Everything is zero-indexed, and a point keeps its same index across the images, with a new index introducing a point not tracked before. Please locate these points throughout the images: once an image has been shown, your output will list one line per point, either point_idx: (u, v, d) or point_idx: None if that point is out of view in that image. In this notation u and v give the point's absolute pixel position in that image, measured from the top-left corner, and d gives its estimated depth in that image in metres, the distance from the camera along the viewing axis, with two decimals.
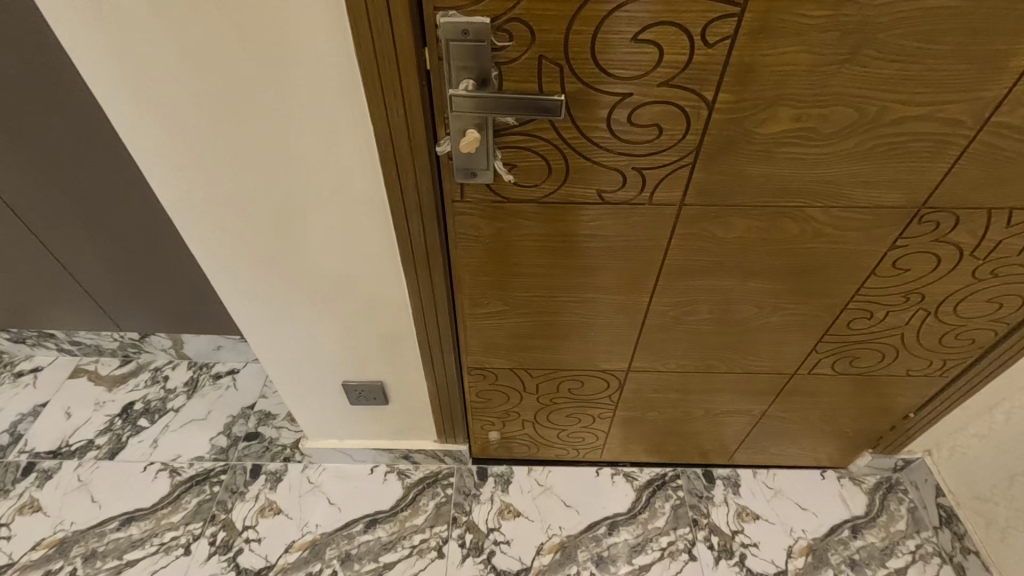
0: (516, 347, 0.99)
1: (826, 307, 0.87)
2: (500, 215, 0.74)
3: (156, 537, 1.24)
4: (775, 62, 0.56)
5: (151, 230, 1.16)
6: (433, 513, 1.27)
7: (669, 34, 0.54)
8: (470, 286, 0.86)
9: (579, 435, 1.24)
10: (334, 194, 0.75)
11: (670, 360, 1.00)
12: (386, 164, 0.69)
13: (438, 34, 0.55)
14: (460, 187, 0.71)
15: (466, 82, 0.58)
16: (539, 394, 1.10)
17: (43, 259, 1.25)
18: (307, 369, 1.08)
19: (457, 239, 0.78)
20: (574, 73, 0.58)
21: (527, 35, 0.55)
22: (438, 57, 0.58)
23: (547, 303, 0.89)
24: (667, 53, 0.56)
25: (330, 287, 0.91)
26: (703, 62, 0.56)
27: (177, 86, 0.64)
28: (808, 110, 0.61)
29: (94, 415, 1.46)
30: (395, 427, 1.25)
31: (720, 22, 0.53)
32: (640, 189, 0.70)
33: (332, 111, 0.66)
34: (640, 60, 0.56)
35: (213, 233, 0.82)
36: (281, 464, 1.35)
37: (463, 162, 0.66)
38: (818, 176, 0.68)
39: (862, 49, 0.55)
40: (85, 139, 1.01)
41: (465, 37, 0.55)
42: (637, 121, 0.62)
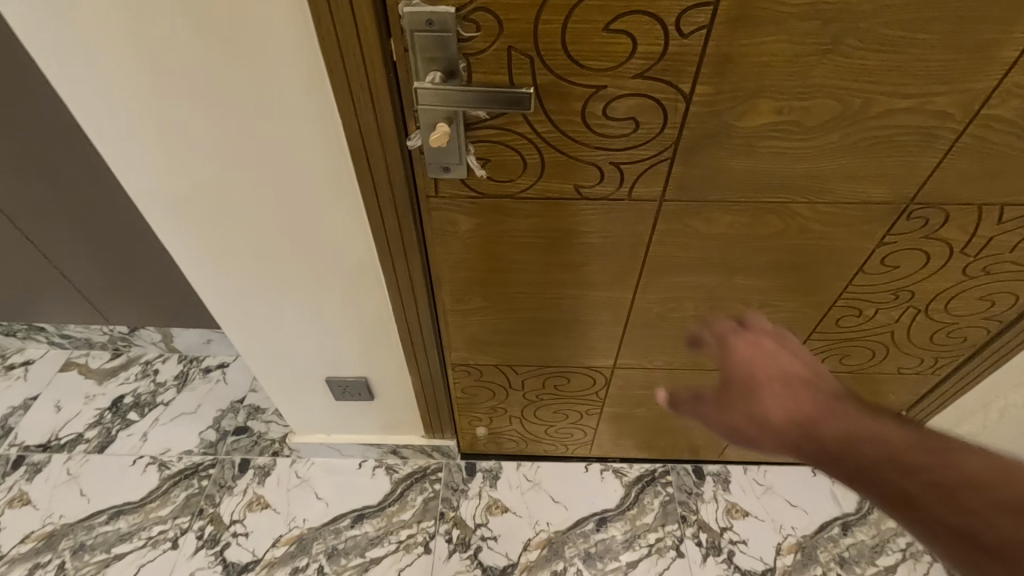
0: (500, 343, 0.97)
1: (814, 304, 0.85)
2: (476, 211, 0.72)
3: (144, 531, 1.24)
4: (754, 52, 0.54)
5: (134, 224, 1.15)
6: (420, 508, 1.27)
7: (643, 23, 0.52)
8: (450, 282, 0.85)
9: (567, 432, 1.23)
10: (307, 189, 0.74)
11: (657, 357, 0.98)
12: (358, 159, 0.67)
13: (402, 24, 0.53)
14: (434, 182, 0.69)
15: (434, 73, 0.56)
16: (525, 391, 1.09)
17: (28, 254, 1.23)
18: (292, 365, 1.08)
19: (435, 235, 0.77)
20: (546, 64, 0.55)
21: (495, 25, 0.52)
22: (404, 48, 0.56)
23: (529, 300, 0.87)
24: (642, 44, 0.54)
25: (310, 283, 0.89)
26: (679, 53, 0.54)
27: (137, 80, 0.62)
28: (789, 102, 0.58)
29: (85, 408, 1.46)
30: (382, 422, 1.24)
31: (696, 10, 0.51)
32: (619, 184, 0.68)
33: (302, 106, 0.64)
34: (614, 50, 0.54)
35: (186, 229, 0.80)
36: (269, 459, 1.35)
37: (435, 156, 0.64)
38: (802, 170, 0.65)
39: (845, 38, 0.53)
40: (63, 132, 0.99)
41: (430, 27, 0.53)
42: (613, 114, 0.60)
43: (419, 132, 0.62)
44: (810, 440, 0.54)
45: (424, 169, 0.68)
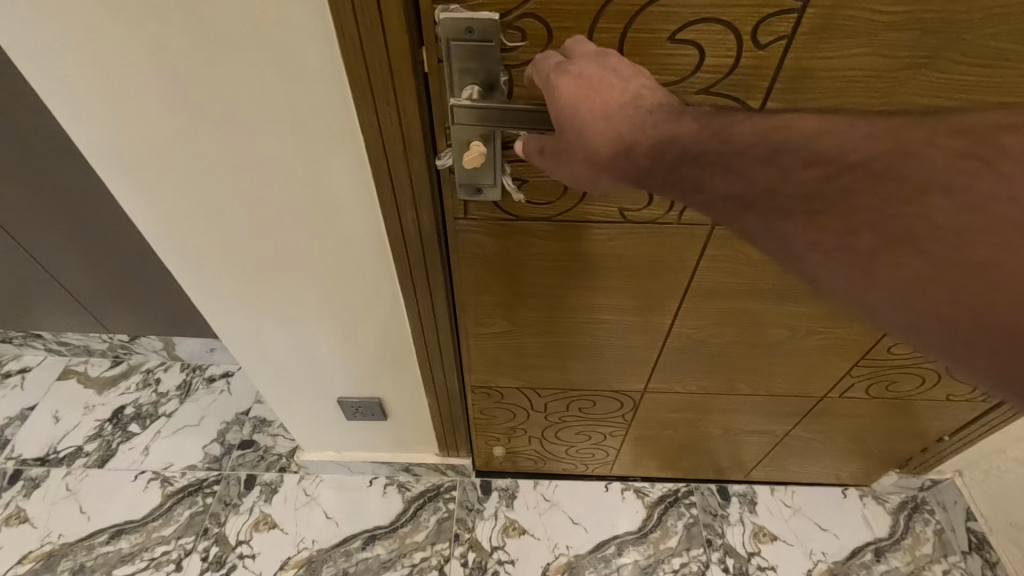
0: (524, 366, 0.91)
1: (867, 331, 0.79)
2: (508, 233, 0.66)
3: (147, 552, 1.19)
4: (838, 66, 0.47)
5: (133, 233, 1.08)
6: (434, 529, 1.22)
7: (714, 32, 0.45)
8: (474, 307, 0.79)
9: (588, 452, 1.17)
10: (324, 209, 0.68)
11: (690, 381, 0.92)
12: (380, 179, 0.61)
13: (437, 32, 0.47)
14: (464, 204, 0.63)
15: (471, 87, 0.50)
16: (547, 413, 1.04)
17: (22, 262, 1.16)
18: (301, 383, 1.02)
19: (460, 258, 0.71)
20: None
21: (544, 33, 0.47)
22: (437, 59, 0.50)
23: (559, 324, 0.81)
24: (710, 56, 0.47)
25: (321, 302, 0.84)
26: (752, 67, 0.48)
27: (136, 91, 0.56)
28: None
29: (84, 420, 1.40)
30: (395, 440, 1.19)
31: (777, 18, 0.44)
32: (667, 208, 0.62)
33: (316, 120, 0.58)
34: (677, 63, 0.47)
35: (190, 246, 0.74)
36: (276, 475, 1.29)
37: (467, 176, 0.58)
38: None
39: (945, 53, 0.46)
40: (55, 136, 0.92)
41: (470, 36, 0.46)
42: None
43: (451, 150, 0.57)
44: (627, 165, 0.40)
45: (453, 190, 0.62)
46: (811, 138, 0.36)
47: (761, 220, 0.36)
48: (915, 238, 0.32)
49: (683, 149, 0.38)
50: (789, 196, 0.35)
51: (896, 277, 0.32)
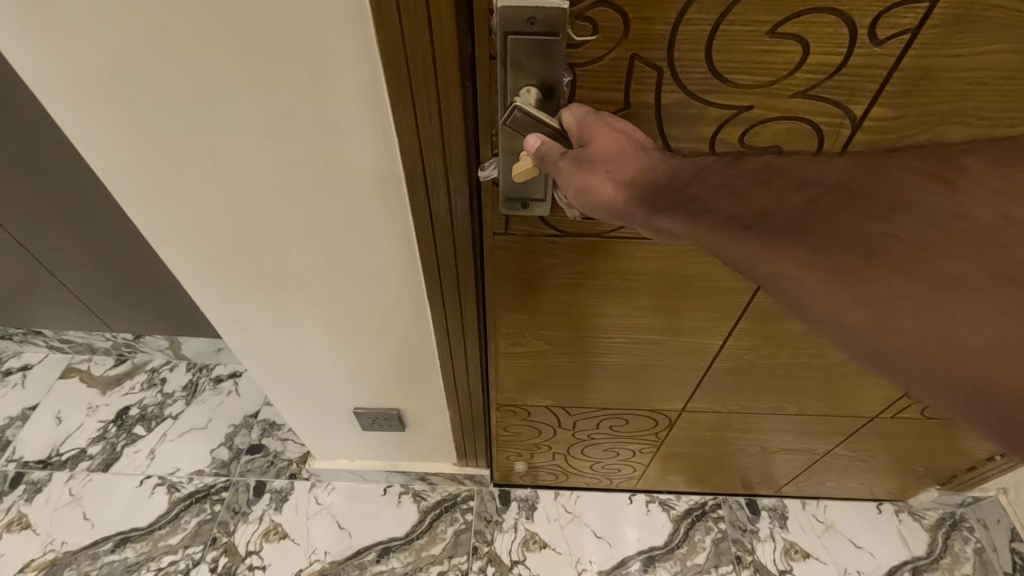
0: (554, 386, 0.86)
1: None
2: (553, 250, 0.62)
3: (153, 562, 1.15)
4: (964, 67, 0.42)
5: (133, 230, 1.01)
6: (452, 542, 1.17)
7: (825, 25, 0.40)
8: (507, 324, 0.73)
9: (614, 467, 1.11)
10: (347, 213, 0.62)
11: (733, 403, 0.87)
12: (414, 183, 0.55)
13: (493, 23, 0.41)
14: (506, 217, 0.58)
15: (530, 87, 0.44)
16: (575, 431, 0.98)
17: (22, 260, 1.10)
18: (315, 392, 0.96)
19: (499, 272, 0.65)
20: (676, 78, 0.44)
21: (620, 25, 0.41)
22: (489, 56, 0.44)
23: (598, 345, 0.76)
24: (814, 52, 0.42)
25: (337, 311, 0.78)
26: (865, 65, 0.43)
27: (133, 86, 0.49)
28: (987, 132, 0.46)
29: (87, 421, 1.35)
30: (412, 450, 1.13)
31: (903, 8, 0.39)
32: None
33: (340, 120, 0.52)
34: (776, 60, 0.43)
35: (198, 251, 0.68)
36: (287, 482, 1.24)
37: (515, 189, 0.53)
38: None
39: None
40: (52, 128, 0.84)
41: (532, 28, 0.40)
42: (753, 141, 0.49)
43: (497, 160, 0.51)
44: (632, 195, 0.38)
45: (496, 204, 0.57)
46: (806, 168, 0.33)
47: (756, 240, 0.31)
48: (888, 247, 0.28)
49: (687, 178, 0.36)
50: (782, 219, 0.31)
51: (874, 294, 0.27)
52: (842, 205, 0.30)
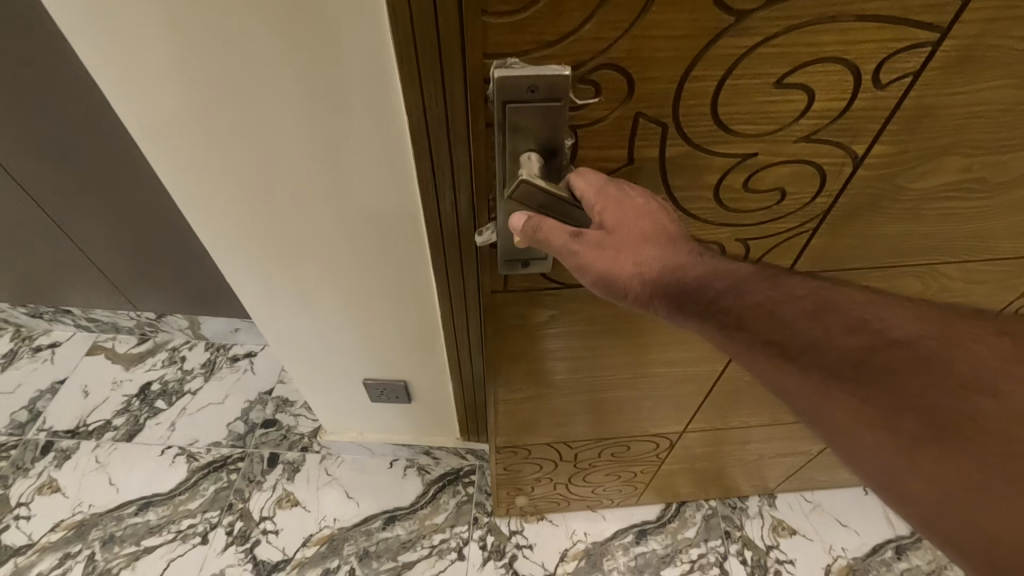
0: (556, 422, 0.91)
1: None
2: (556, 301, 0.68)
3: (174, 524, 1.22)
4: (960, 103, 0.51)
5: (161, 213, 1.08)
6: (454, 512, 1.23)
7: (833, 74, 0.47)
8: (507, 375, 0.79)
9: (615, 489, 1.15)
10: (355, 194, 0.70)
11: (732, 417, 0.95)
12: (422, 169, 0.62)
13: (490, 92, 0.48)
14: (503, 277, 0.64)
15: (531, 152, 0.50)
16: (577, 461, 1.03)
17: (60, 244, 1.19)
18: (329, 367, 1.04)
19: (499, 325, 0.71)
20: (681, 131, 0.51)
21: (621, 87, 0.47)
22: (484, 124, 0.51)
23: (599, 384, 0.83)
24: (821, 99, 0.49)
25: (346, 288, 0.85)
26: (870, 105, 0.50)
27: (177, 83, 0.58)
28: (979, 158, 0.56)
29: (112, 394, 1.43)
30: (417, 425, 1.20)
31: (907, 54, 0.46)
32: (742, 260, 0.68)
33: (357, 115, 0.60)
34: (787, 107, 0.50)
35: (220, 228, 0.76)
36: (299, 454, 1.31)
37: (517, 253, 0.60)
38: (969, 231, 0.67)
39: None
40: (91, 116, 0.91)
41: (533, 95, 0.47)
42: (760, 183, 0.57)
43: (494, 225, 0.58)
44: (653, 289, 0.45)
45: (493, 264, 0.62)
46: (856, 305, 0.40)
47: (794, 369, 0.39)
48: (932, 409, 0.34)
49: (713, 286, 0.43)
50: (815, 349, 0.39)
51: (889, 428, 0.35)
52: (901, 363, 0.37)
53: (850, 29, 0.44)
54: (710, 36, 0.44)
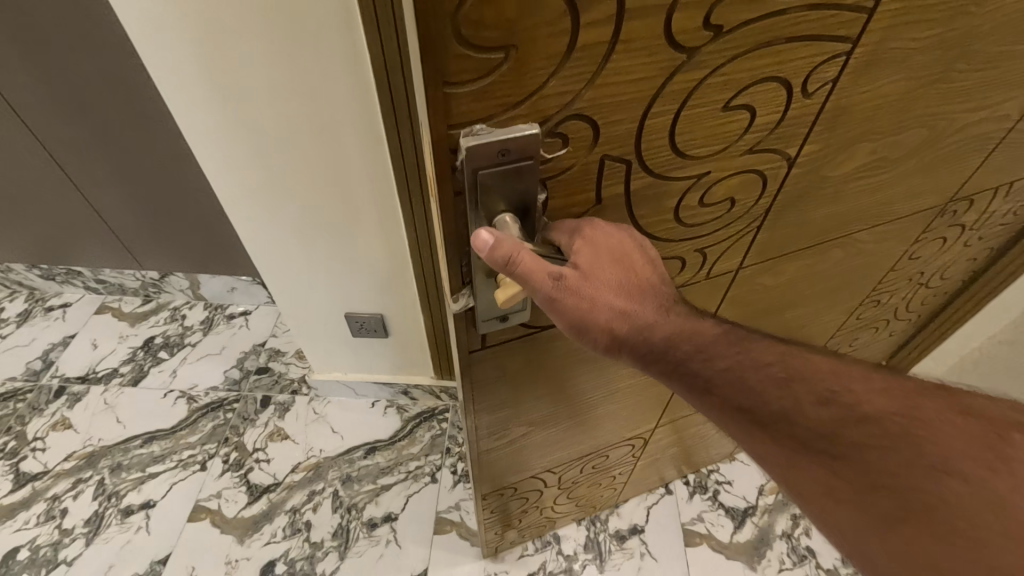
0: (537, 448, 0.94)
1: (840, 297, 0.93)
2: (533, 340, 0.71)
3: (175, 454, 1.35)
4: (866, 99, 0.55)
5: (168, 169, 1.22)
6: (429, 443, 1.37)
7: (770, 91, 0.50)
8: (490, 421, 0.82)
9: (597, 494, 1.19)
10: (341, 124, 0.83)
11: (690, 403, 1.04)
12: (385, 95, 0.78)
13: (460, 163, 0.45)
14: (479, 334, 0.64)
15: (505, 214, 0.49)
16: (561, 482, 1.07)
17: (75, 200, 1.34)
18: (314, 302, 1.17)
19: (480, 377, 0.72)
20: (644, 163, 0.53)
21: (586, 133, 0.48)
22: (454, 194, 0.48)
23: (576, 408, 0.89)
24: (761, 113, 0.52)
25: (328, 219, 0.99)
26: (801, 112, 0.54)
27: (182, 17, 0.71)
28: (881, 142, 0.62)
29: (119, 346, 1.56)
30: (394, 363, 1.34)
31: (828, 64, 0.50)
32: (700, 266, 0.71)
33: (330, 46, 0.74)
34: (733, 125, 0.52)
35: (216, 160, 0.88)
36: (289, 396, 1.45)
37: (494, 310, 0.60)
38: (879, 201, 0.72)
39: (935, 72, 0.55)
40: (107, 74, 1.05)
41: (502, 158, 0.45)
42: (713, 196, 0.60)
43: (469, 291, 0.57)
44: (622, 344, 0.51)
45: (469, 323, 0.62)
46: (825, 379, 0.45)
47: (767, 439, 0.46)
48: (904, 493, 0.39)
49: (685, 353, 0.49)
50: (776, 415, 0.45)
51: (856, 501, 0.41)
52: (872, 440, 0.41)
53: (783, 50, 0.47)
54: (665, 75, 0.45)
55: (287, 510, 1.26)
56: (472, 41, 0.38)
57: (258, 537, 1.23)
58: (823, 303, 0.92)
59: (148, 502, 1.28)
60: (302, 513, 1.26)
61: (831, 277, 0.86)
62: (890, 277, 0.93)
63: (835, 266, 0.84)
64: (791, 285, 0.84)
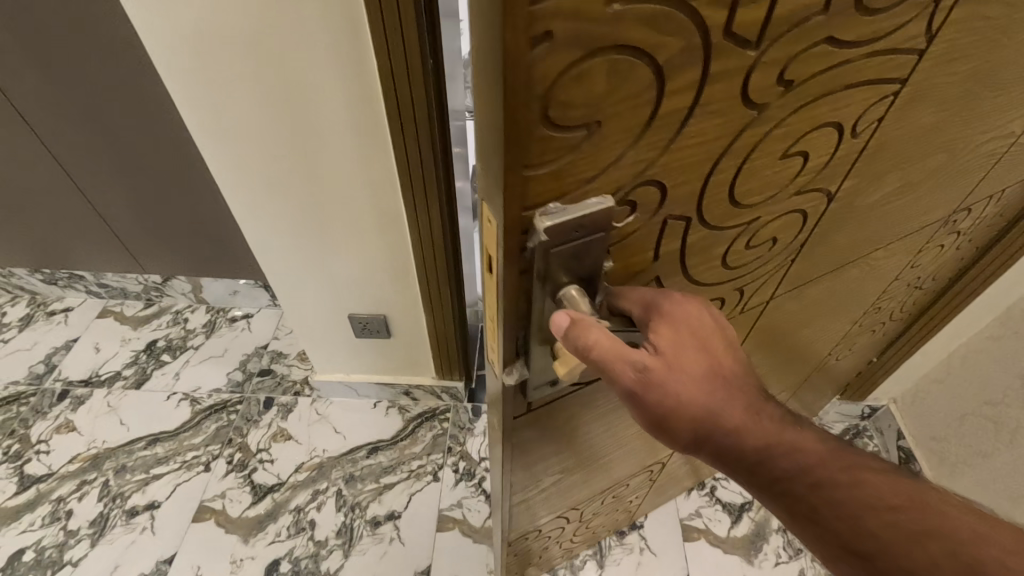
0: (564, 492, 0.91)
1: (848, 312, 0.94)
2: (570, 401, 0.67)
3: (179, 456, 1.36)
4: (902, 134, 0.54)
5: (172, 173, 1.25)
6: (430, 442, 1.39)
7: (822, 137, 0.48)
8: (523, 481, 0.78)
9: (614, 519, 1.18)
10: (347, 122, 0.85)
11: None
12: (390, 100, 0.80)
13: (531, 244, 0.39)
14: (526, 400, 0.59)
15: (571, 287, 0.43)
16: (583, 516, 1.05)
17: (79, 204, 1.36)
18: (318, 303, 1.19)
19: (520, 445, 0.68)
20: (702, 220, 0.50)
21: (656, 197, 0.44)
22: (520, 274, 0.42)
23: (604, 451, 0.86)
24: (813, 158, 0.50)
25: (333, 219, 1.01)
26: (847, 153, 0.52)
27: (194, 23, 0.73)
28: (906, 170, 0.61)
29: (122, 350, 1.58)
30: (396, 364, 1.36)
31: (878, 105, 0.48)
32: (737, 302, 0.70)
33: (337, 51, 0.77)
34: (784, 173, 0.50)
35: (225, 162, 0.91)
36: (291, 397, 1.46)
37: (547, 375, 0.55)
38: (895, 221, 0.72)
39: (965, 103, 0.54)
40: (114, 80, 1.08)
41: (576, 234, 0.40)
42: (758, 239, 0.59)
43: (524, 363, 0.51)
44: (708, 448, 0.45)
45: (518, 392, 0.57)
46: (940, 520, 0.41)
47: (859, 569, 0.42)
48: None
49: (785, 472, 0.44)
50: (902, 566, 0.41)
51: None
52: None
53: (841, 97, 0.45)
54: (736, 133, 0.42)
55: (291, 509, 1.28)
56: (558, 123, 0.33)
57: (262, 536, 1.24)
58: (832, 316, 0.92)
59: (152, 503, 1.29)
60: (306, 512, 1.28)
61: (843, 295, 0.86)
62: (892, 287, 0.95)
63: (848, 284, 0.84)
64: (806, 306, 0.84)
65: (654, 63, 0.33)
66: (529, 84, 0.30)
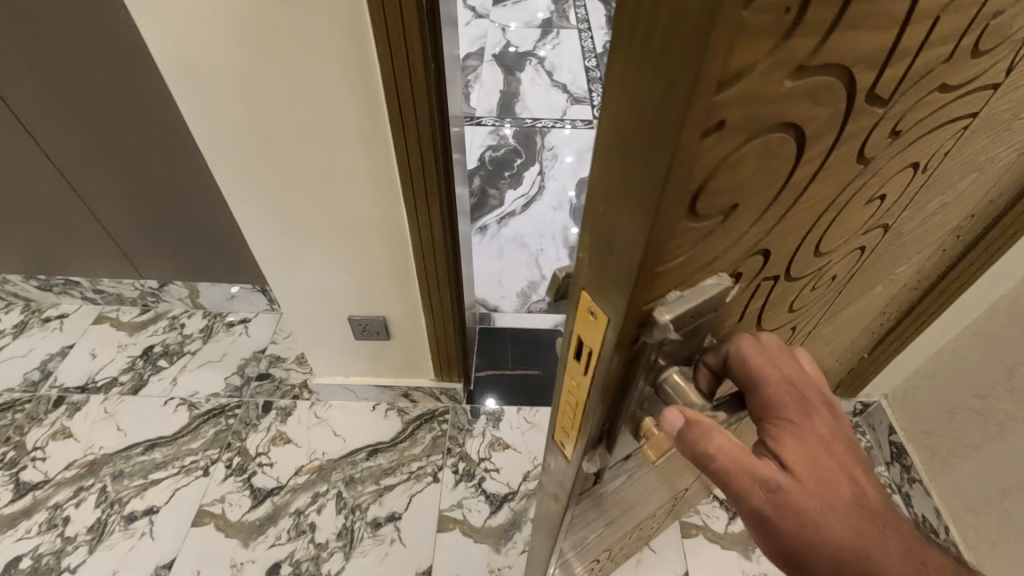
0: (602, 540, 0.89)
1: (858, 323, 0.95)
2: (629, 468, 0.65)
3: (178, 460, 1.36)
4: (953, 162, 0.54)
5: (171, 177, 1.26)
6: (430, 444, 1.40)
7: (900, 177, 0.48)
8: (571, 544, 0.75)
9: (636, 547, 1.16)
10: (351, 127, 0.87)
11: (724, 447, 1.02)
12: (393, 104, 0.82)
13: (647, 338, 0.35)
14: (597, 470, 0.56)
15: (673, 370, 0.40)
16: (612, 552, 1.04)
17: (76, 209, 1.36)
18: (320, 306, 1.20)
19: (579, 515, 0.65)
20: (790, 271, 0.49)
21: (756, 262, 0.42)
22: (625, 366, 0.38)
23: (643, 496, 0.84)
24: (887, 198, 0.50)
25: (335, 221, 1.02)
26: (913, 187, 0.53)
27: (200, 29, 0.74)
28: (943, 193, 0.62)
29: (118, 356, 1.57)
30: (395, 366, 1.37)
31: (949, 139, 0.48)
32: (791, 335, 0.70)
33: (339, 55, 0.78)
34: (862, 215, 0.50)
35: (229, 165, 0.92)
36: (290, 401, 1.47)
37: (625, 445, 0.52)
38: (918, 239, 0.73)
39: (998, 128, 0.54)
40: (114, 85, 1.09)
41: (693, 319, 0.36)
42: (823, 278, 0.58)
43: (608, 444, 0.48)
44: None
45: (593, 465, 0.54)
46: None
47: None
48: None
49: None
50: None
51: None
52: None
53: (925, 139, 0.45)
54: (840, 185, 0.41)
55: (291, 512, 1.28)
56: (702, 211, 0.29)
57: (263, 539, 1.24)
58: (847, 330, 0.93)
59: (151, 508, 1.28)
60: (306, 515, 1.28)
61: (860, 310, 0.87)
62: (896, 294, 0.97)
63: (867, 300, 0.84)
64: (832, 328, 0.83)
65: (798, 135, 0.31)
66: (690, 177, 0.26)
